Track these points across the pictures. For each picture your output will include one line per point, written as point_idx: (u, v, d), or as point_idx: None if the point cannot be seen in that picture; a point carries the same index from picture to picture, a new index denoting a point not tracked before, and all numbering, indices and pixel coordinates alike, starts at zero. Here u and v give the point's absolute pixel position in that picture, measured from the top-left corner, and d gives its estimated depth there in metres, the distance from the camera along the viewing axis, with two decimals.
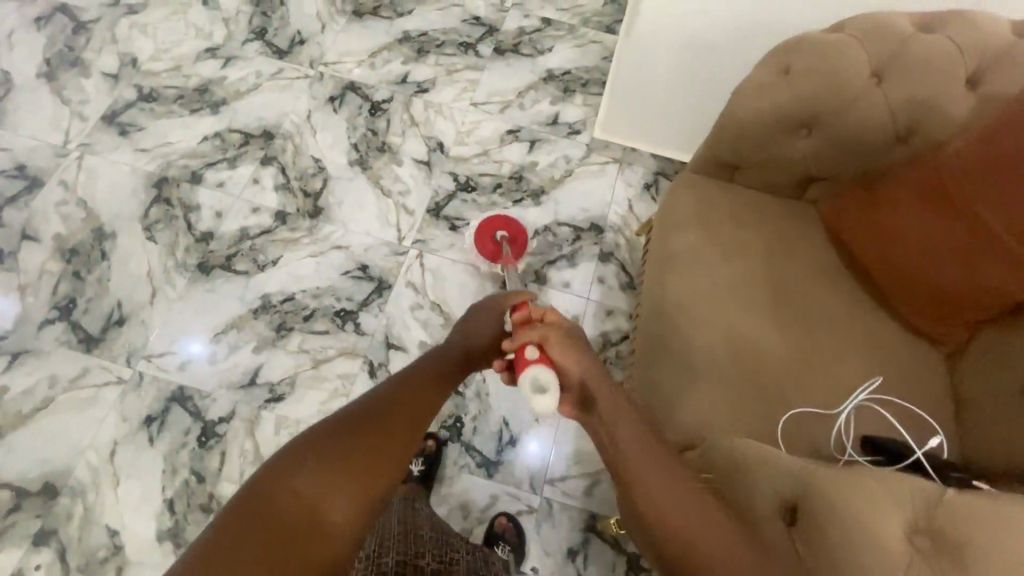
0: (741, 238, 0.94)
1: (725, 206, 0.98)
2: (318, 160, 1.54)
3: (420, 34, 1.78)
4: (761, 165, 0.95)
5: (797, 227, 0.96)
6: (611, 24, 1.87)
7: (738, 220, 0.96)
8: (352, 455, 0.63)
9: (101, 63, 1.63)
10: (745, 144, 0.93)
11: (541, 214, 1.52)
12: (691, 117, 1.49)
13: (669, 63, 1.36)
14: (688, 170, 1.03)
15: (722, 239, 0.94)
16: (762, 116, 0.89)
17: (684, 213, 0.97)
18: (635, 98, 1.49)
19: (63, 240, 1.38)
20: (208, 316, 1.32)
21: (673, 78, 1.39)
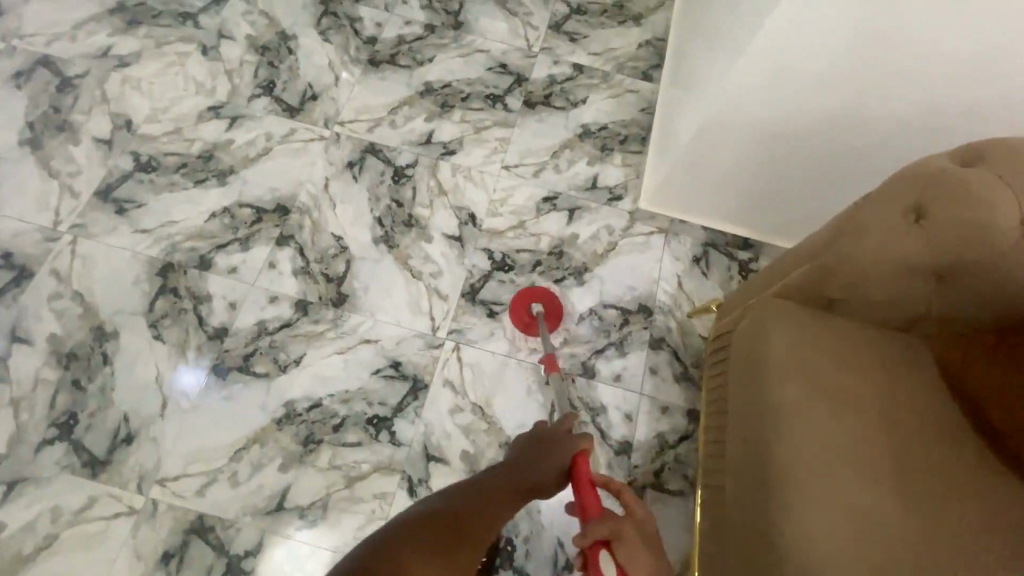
0: (846, 384, 0.86)
1: (826, 345, 0.89)
2: (340, 239, 1.40)
3: (442, 85, 1.63)
4: (874, 301, 0.87)
5: (904, 371, 0.88)
6: (647, 71, 1.73)
7: (844, 362, 0.87)
8: (439, 544, 0.69)
9: (92, 127, 1.47)
10: (863, 282, 0.85)
11: (585, 295, 1.40)
12: (751, 197, 1.35)
13: (734, 147, 1.23)
14: (779, 296, 0.94)
15: (826, 385, 0.86)
16: (889, 262, 0.82)
17: (781, 352, 0.88)
18: (691, 175, 1.35)
19: (59, 342, 1.23)
20: (227, 429, 1.19)
21: (736, 161, 1.27)
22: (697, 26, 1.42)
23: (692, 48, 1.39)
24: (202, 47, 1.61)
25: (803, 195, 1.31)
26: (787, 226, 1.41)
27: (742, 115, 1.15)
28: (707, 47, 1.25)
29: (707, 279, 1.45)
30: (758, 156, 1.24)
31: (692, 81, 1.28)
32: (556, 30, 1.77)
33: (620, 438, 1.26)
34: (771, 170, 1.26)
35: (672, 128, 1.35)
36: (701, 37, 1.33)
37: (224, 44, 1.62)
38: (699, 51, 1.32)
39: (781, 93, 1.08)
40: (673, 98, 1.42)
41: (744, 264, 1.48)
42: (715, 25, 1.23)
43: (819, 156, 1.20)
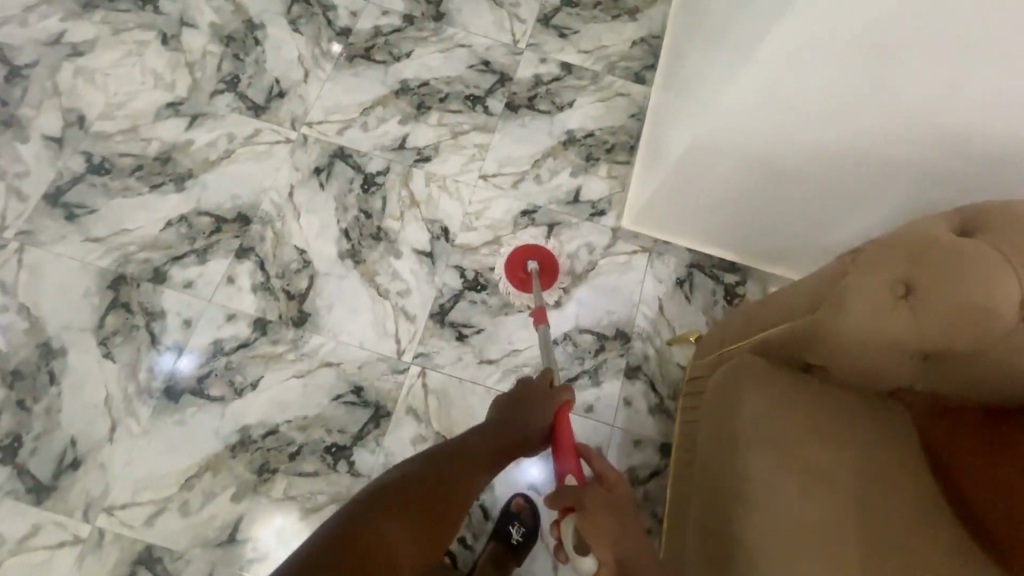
0: (820, 457, 0.80)
1: (801, 412, 0.82)
2: (303, 252, 1.32)
3: (419, 84, 1.53)
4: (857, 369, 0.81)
5: (880, 447, 0.82)
6: (640, 72, 1.62)
7: (818, 432, 0.81)
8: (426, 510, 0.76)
9: (42, 123, 1.38)
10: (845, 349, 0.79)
11: (561, 319, 1.34)
12: (739, 224, 1.29)
13: (723, 174, 1.15)
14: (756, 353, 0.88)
15: (799, 457, 0.80)
16: (873, 334, 0.76)
17: (753, 416, 0.82)
18: (678, 199, 1.28)
19: (3, 360, 1.18)
20: (179, 455, 1.15)
21: (727, 185, 1.18)
22: (696, 27, 1.29)
23: (692, 52, 1.27)
24: (162, 35, 1.50)
25: (793, 223, 1.24)
26: (774, 251, 1.34)
27: (737, 140, 1.05)
28: (705, 56, 1.14)
29: (690, 303, 1.38)
30: (751, 182, 1.15)
31: (687, 93, 1.17)
32: (545, 24, 1.64)
33: None
34: (763, 196, 1.18)
35: (663, 141, 1.25)
36: (700, 41, 1.22)
37: (186, 33, 1.51)
38: (697, 59, 1.20)
39: (779, 122, 0.99)
40: (667, 108, 1.31)
41: (730, 288, 1.40)
42: (715, 32, 1.11)
43: (814, 188, 1.12)
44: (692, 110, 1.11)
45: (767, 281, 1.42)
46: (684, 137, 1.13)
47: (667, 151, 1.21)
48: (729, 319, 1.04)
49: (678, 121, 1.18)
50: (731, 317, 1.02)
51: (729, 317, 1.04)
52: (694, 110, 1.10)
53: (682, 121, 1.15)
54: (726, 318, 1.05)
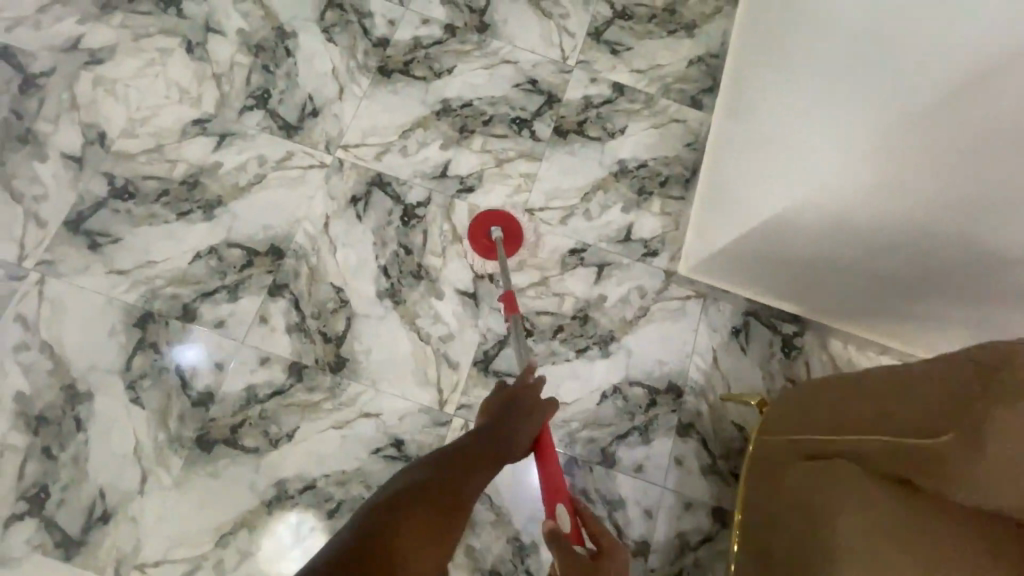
0: None
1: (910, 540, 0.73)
2: (340, 290, 1.25)
3: (462, 104, 1.42)
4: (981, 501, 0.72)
5: None
6: (697, 95, 1.51)
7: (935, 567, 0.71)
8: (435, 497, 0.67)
9: (60, 139, 1.28)
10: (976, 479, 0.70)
11: (610, 369, 1.27)
12: (812, 282, 1.18)
13: (802, 239, 1.04)
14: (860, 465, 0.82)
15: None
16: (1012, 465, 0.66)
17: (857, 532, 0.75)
18: (749, 255, 1.18)
19: (27, 403, 1.12)
20: (213, 510, 1.10)
21: (799, 253, 1.09)
22: (771, 56, 1.13)
23: (762, 88, 1.12)
24: (186, 42, 1.39)
25: (864, 293, 1.15)
26: (842, 311, 1.26)
27: (816, 219, 0.96)
28: (778, 111, 1.01)
29: (745, 355, 1.32)
30: (825, 254, 1.06)
31: (757, 150, 1.06)
32: (596, 38, 1.52)
33: (637, 537, 1.18)
34: (836, 266, 1.09)
35: (731, 195, 1.15)
36: (772, 81, 1.07)
37: (212, 40, 1.39)
38: (767, 103, 1.07)
39: (865, 211, 0.89)
40: (733, 151, 1.19)
41: (788, 339, 1.33)
42: (792, 85, 0.98)
43: (894, 271, 1.03)
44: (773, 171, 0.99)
45: (827, 333, 1.35)
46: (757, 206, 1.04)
47: (736, 211, 1.12)
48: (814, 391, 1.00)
49: (749, 183, 1.07)
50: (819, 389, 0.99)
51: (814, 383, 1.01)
52: (770, 178, 1.00)
53: (755, 185, 1.05)
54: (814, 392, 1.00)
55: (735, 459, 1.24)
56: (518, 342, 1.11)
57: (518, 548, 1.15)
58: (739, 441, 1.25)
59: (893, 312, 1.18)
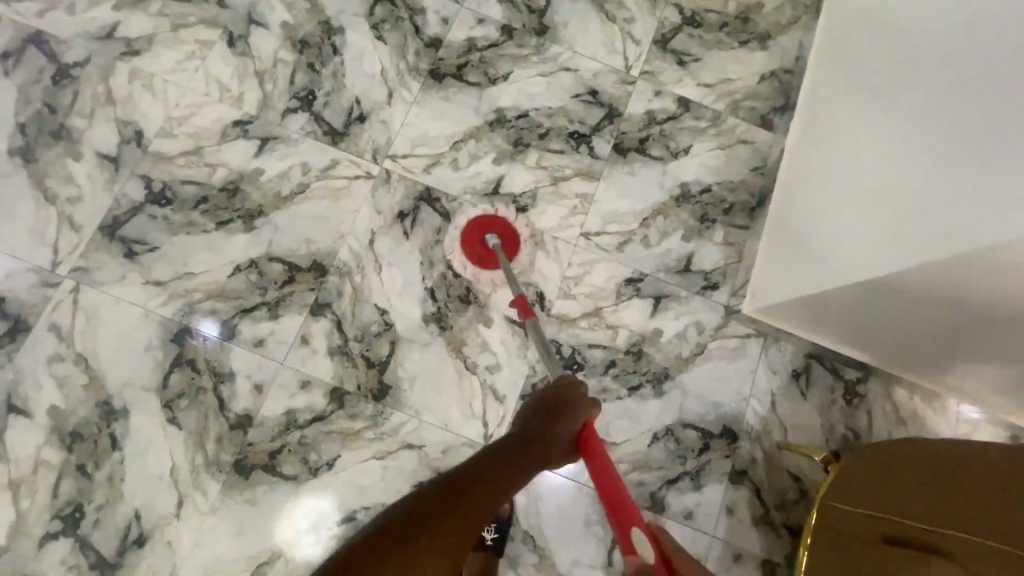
0: None
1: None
2: (384, 312, 1.19)
3: (517, 114, 1.33)
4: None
5: None
6: (767, 114, 1.40)
7: None
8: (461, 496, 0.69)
9: (95, 137, 1.22)
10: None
11: (663, 409, 1.21)
12: (890, 338, 1.11)
13: (885, 298, 0.97)
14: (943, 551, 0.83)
15: None
16: None
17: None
18: (822, 308, 1.11)
19: (61, 418, 1.08)
20: (250, 539, 1.07)
21: (879, 312, 1.03)
22: (877, 91, 1.03)
23: (863, 130, 1.03)
24: (227, 35, 1.30)
25: (947, 354, 1.08)
26: (919, 367, 1.18)
27: (910, 288, 0.90)
28: (888, 164, 0.93)
29: (805, 400, 1.25)
30: (911, 317, 1.00)
31: (855, 202, 0.99)
32: (662, 47, 1.41)
33: None
34: (919, 328, 1.02)
35: (812, 242, 1.09)
36: (882, 124, 0.98)
37: (254, 34, 1.31)
38: (874, 151, 0.99)
39: (969, 290, 0.83)
40: (820, 192, 1.11)
41: (851, 385, 1.26)
42: (911, 138, 0.90)
43: (985, 342, 0.96)
44: (864, 222, 0.95)
45: (892, 381, 1.28)
46: (842, 264, 0.98)
47: (816, 263, 1.05)
48: (909, 453, 0.98)
49: (837, 235, 1.01)
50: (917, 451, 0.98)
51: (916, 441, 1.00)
52: (864, 237, 0.94)
53: (845, 240, 0.99)
54: (902, 460, 0.97)
55: (790, 510, 1.19)
56: (545, 346, 1.07)
57: None
58: (795, 491, 1.20)
59: (978, 374, 1.10)
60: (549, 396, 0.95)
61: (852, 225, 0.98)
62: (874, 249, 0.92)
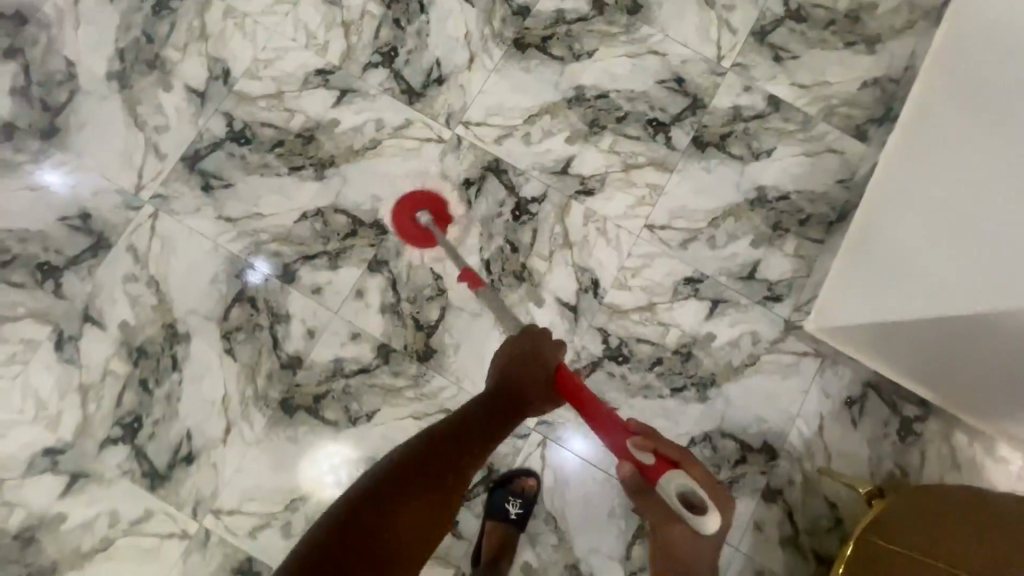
0: None
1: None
2: (439, 277, 1.20)
3: (597, 95, 1.29)
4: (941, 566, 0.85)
5: None
6: (863, 124, 1.31)
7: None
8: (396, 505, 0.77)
9: (185, 71, 1.26)
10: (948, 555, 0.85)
11: (704, 414, 1.18)
12: (945, 373, 1.06)
13: (942, 330, 0.93)
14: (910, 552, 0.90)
15: None
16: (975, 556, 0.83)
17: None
18: (877, 332, 1.06)
19: (130, 334, 1.15)
20: (288, 473, 1.12)
21: (938, 351, 1.00)
22: (982, 129, 0.98)
23: (960, 159, 1.00)
24: None
25: (1014, 406, 1.02)
26: (984, 414, 1.11)
27: (981, 332, 0.88)
28: (978, 213, 0.91)
29: (855, 429, 1.20)
30: (967, 362, 0.98)
31: (937, 239, 0.96)
32: (760, 40, 1.34)
33: None
34: (977, 368, 0.98)
35: (881, 269, 1.05)
36: (979, 169, 0.95)
37: None
38: (964, 192, 0.95)
39: None
40: (896, 220, 1.07)
41: (908, 422, 1.20)
42: (1015, 189, 0.87)
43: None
44: (950, 238, 0.93)
45: (954, 424, 1.20)
46: (916, 299, 0.95)
47: (885, 293, 1.02)
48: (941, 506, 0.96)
49: (908, 269, 0.98)
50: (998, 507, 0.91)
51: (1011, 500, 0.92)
52: (936, 274, 0.93)
53: (920, 275, 0.95)
54: (966, 515, 0.91)
55: (820, 537, 1.15)
56: (500, 314, 1.07)
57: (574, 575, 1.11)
58: (830, 520, 1.16)
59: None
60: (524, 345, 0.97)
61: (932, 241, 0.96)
62: (947, 288, 0.90)
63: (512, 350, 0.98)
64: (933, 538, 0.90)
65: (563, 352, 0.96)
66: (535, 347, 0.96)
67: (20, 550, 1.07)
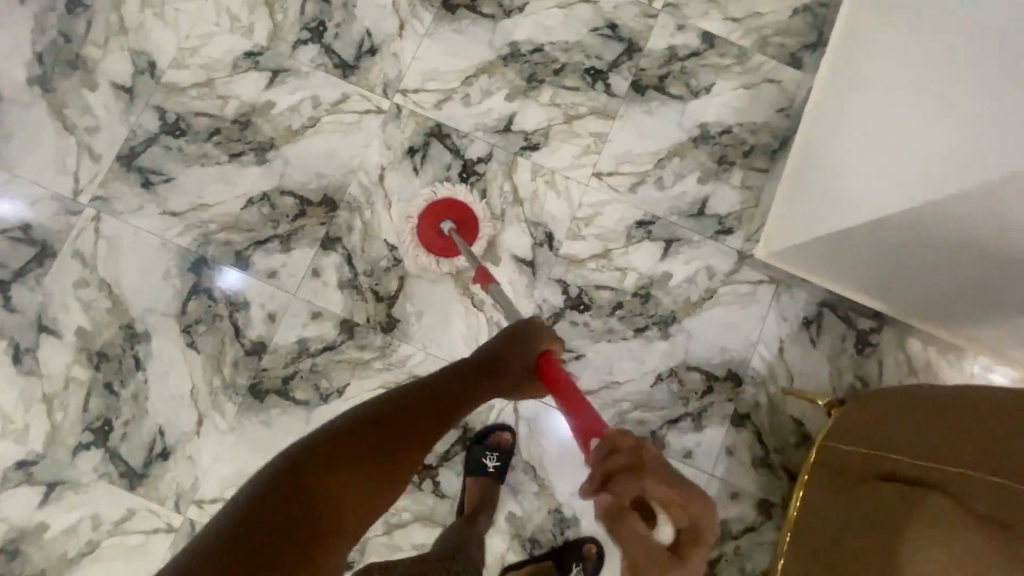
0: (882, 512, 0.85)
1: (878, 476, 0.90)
2: (393, 248, 1.20)
3: (532, 49, 1.28)
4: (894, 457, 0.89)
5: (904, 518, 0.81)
6: (797, 52, 1.32)
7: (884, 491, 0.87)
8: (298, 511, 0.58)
9: (109, 68, 1.22)
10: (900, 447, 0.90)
11: (668, 351, 1.21)
12: (888, 283, 1.10)
13: (870, 239, 0.98)
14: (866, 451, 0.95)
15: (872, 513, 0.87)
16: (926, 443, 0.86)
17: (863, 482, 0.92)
18: (820, 253, 1.11)
19: (88, 339, 1.14)
20: (264, 456, 1.13)
21: (888, 260, 1.02)
22: (954, 19, 0.85)
23: (880, 73, 1.02)
24: None
25: (957, 304, 1.06)
26: (937, 319, 1.15)
27: (895, 234, 0.93)
28: (889, 123, 0.94)
29: (814, 348, 1.23)
30: (937, 265, 0.96)
31: (856, 155, 1.00)
32: None
33: None
34: (916, 272, 1.01)
35: (825, 190, 1.06)
36: (888, 82, 0.98)
37: None
38: (912, 104, 0.89)
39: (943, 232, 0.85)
40: (862, 134, 1.00)
41: (864, 335, 1.24)
42: (953, 93, 0.80)
43: (968, 284, 0.97)
44: (867, 153, 0.97)
45: (909, 333, 1.25)
46: (836, 215, 1.00)
47: (829, 214, 1.02)
48: (904, 397, 0.96)
49: (836, 189, 1.02)
50: (985, 421, 0.81)
51: (1006, 405, 0.80)
52: (852, 190, 0.97)
53: (847, 193, 0.99)
54: (912, 404, 0.94)
55: (789, 454, 1.20)
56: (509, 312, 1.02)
57: (558, 518, 1.15)
58: (797, 437, 1.20)
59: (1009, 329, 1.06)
60: (509, 336, 0.90)
61: (855, 158, 0.99)
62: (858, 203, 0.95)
63: (512, 336, 0.89)
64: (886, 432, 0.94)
65: (558, 343, 0.90)
66: (533, 330, 0.90)
67: (6, 564, 1.07)
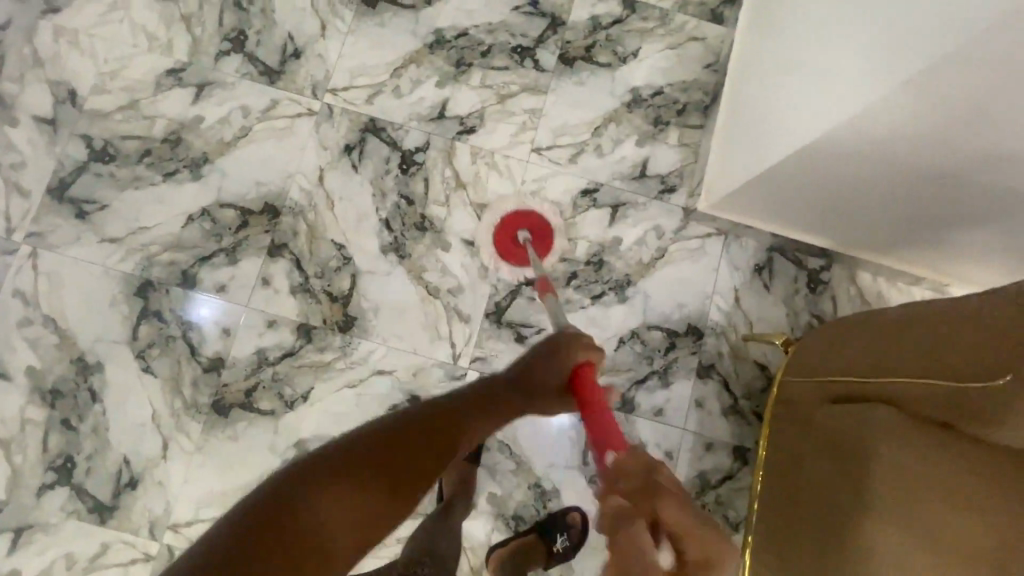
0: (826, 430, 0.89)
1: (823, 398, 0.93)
2: (342, 247, 1.20)
3: (457, 34, 1.29)
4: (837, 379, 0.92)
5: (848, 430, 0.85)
6: (717, 8, 1.35)
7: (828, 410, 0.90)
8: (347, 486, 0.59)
9: (29, 101, 1.20)
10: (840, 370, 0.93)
11: (627, 314, 1.22)
12: (819, 218, 1.14)
13: (789, 178, 1.02)
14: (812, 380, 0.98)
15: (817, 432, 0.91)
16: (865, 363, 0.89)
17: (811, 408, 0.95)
18: (751, 199, 1.15)
19: (39, 377, 1.11)
20: (234, 471, 1.11)
21: (811, 195, 1.06)
22: None
23: (782, 18, 1.06)
24: None
25: (887, 227, 1.10)
26: (874, 246, 1.19)
27: (806, 169, 0.97)
28: (790, 63, 0.98)
29: (768, 292, 1.26)
30: (862, 188, 0.98)
31: (767, 99, 1.04)
32: None
33: None
34: (840, 201, 1.05)
35: (745, 137, 1.10)
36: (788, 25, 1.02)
37: None
38: (806, 39, 0.93)
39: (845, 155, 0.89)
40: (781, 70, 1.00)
41: (815, 274, 1.27)
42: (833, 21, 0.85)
43: (888, 202, 1.00)
44: (775, 94, 1.01)
45: (858, 266, 1.27)
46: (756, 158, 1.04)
47: (751, 158, 1.06)
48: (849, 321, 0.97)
49: (753, 134, 1.07)
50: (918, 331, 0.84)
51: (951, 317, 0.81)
52: (765, 132, 1.01)
53: (761, 136, 1.03)
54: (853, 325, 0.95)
55: (757, 399, 1.22)
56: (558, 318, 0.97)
57: (538, 492, 1.15)
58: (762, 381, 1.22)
59: (940, 244, 1.10)
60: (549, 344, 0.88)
61: (767, 101, 1.03)
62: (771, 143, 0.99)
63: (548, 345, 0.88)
64: (831, 356, 0.96)
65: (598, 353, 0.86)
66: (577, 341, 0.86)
67: None
